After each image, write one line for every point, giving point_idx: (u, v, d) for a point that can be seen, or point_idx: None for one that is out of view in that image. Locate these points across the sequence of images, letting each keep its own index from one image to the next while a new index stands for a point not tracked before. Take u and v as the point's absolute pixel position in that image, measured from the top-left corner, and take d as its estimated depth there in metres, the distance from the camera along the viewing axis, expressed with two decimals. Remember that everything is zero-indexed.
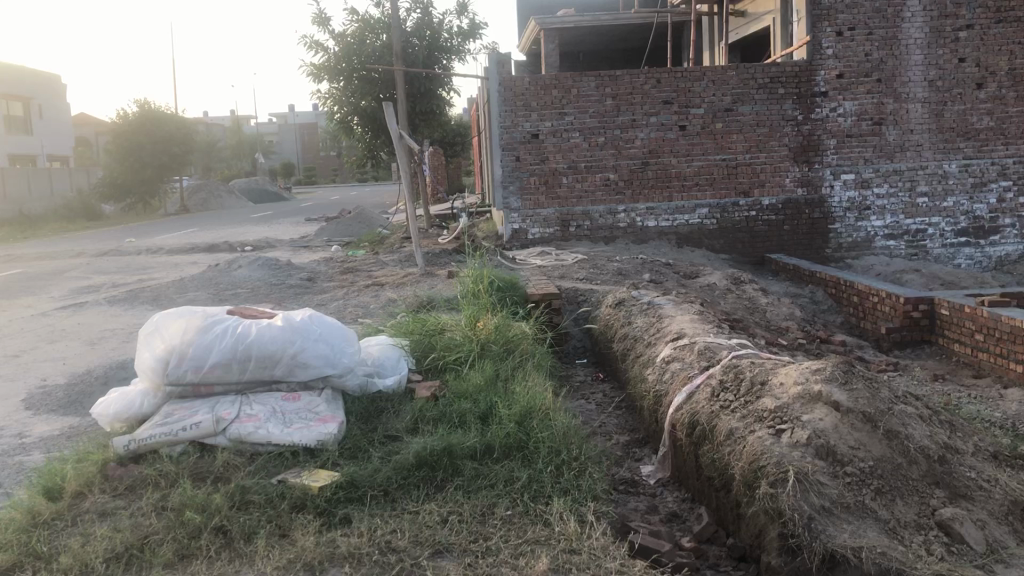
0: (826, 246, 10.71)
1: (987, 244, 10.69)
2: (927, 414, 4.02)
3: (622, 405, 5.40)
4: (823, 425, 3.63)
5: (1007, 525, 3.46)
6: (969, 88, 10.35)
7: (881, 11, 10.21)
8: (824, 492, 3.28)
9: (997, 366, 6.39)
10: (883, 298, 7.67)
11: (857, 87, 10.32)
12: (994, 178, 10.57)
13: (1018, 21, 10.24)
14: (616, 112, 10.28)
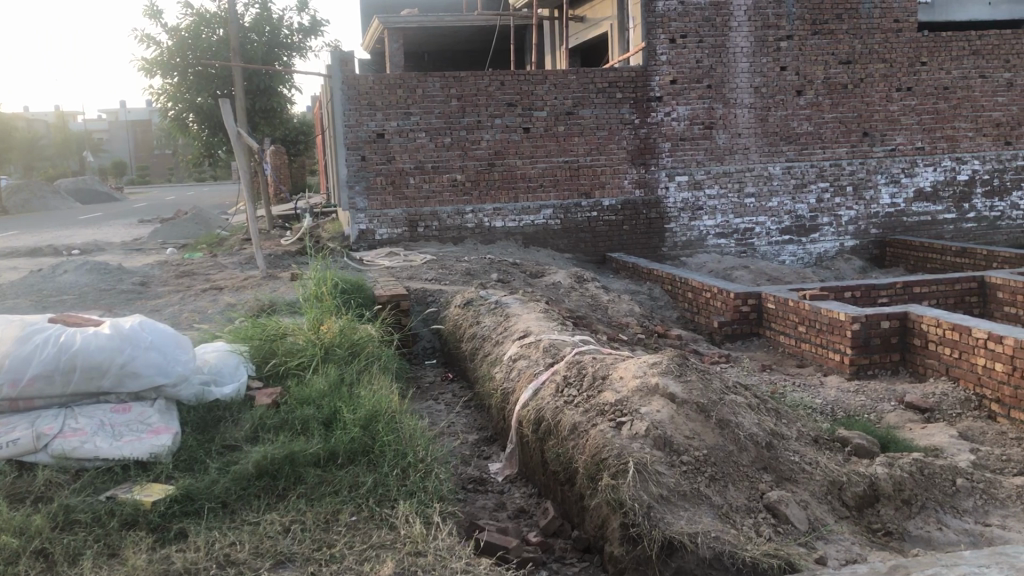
0: (663, 245, 11.14)
1: (808, 242, 11.47)
2: (755, 403, 4.27)
3: (470, 404, 5.44)
4: (659, 417, 3.79)
5: (827, 504, 3.70)
6: (790, 95, 11.02)
7: (711, 20, 10.72)
8: (662, 481, 3.42)
9: (818, 356, 6.84)
10: (715, 293, 8.06)
11: (690, 92, 10.79)
12: (813, 180, 11.30)
13: (832, 33, 10.99)
14: (460, 113, 10.32)
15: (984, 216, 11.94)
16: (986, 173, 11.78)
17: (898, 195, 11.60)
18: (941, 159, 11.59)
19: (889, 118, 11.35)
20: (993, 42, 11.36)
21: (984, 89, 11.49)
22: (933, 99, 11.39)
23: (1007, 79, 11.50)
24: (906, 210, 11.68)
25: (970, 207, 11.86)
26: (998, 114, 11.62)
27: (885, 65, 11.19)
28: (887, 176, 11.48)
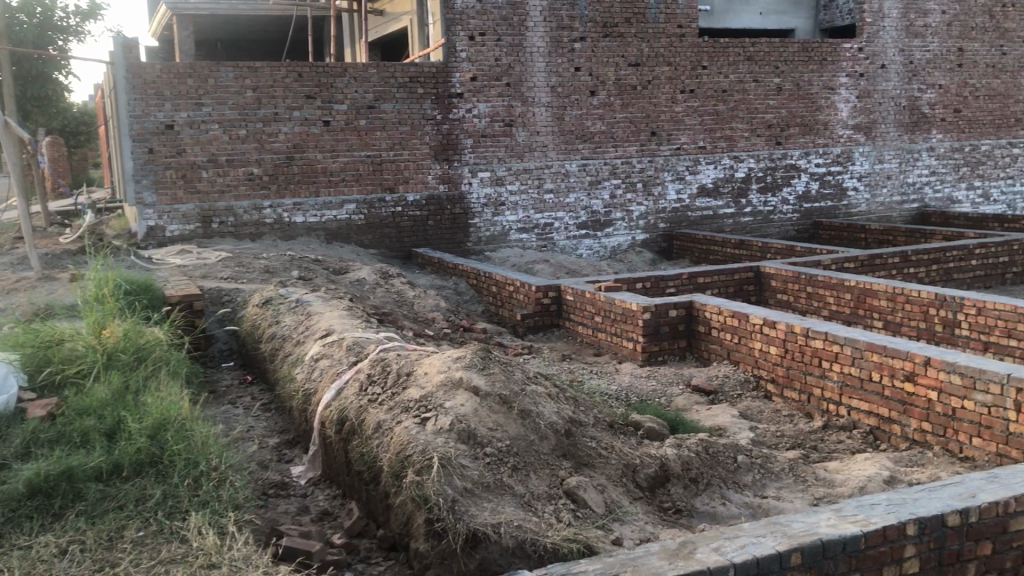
0: (467, 240, 11.21)
1: (603, 236, 11.95)
2: (555, 392, 4.40)
3: (270, 407, 5.27)
4: (463, 411, 3.83)
5: (622, 486, 3.87)
6: (584, 94, 11.46)
7: (508, 19, 10.95)
8: (466, 474, 3.46)
9: (613, 344, 7.15)
10: (517, 286, 8.23)
11: (489, 89, 10.98)
12: (607, 177, 11.78)
13: (621, 36, 11.51)
14: (256, 105, 9.96)
15: (759, 210, 12.84)
16: (760, 170, 12.71)
17: (683, 191, 12.29)
18: (720, 157, 12.41)
19: (674, 118, 12.02)
20: (764, 49, 12.30)
21: (757, 93, 12.41)
22: (713, 101, 12.18)
23: (776, 84, 12.48)
24: (690, 205, 12.38)
25: (747, 202, 12.73)
26: (769, 116, 12.58)
27: (670, 68, 11.84)
28: (673, 173, 12.15)
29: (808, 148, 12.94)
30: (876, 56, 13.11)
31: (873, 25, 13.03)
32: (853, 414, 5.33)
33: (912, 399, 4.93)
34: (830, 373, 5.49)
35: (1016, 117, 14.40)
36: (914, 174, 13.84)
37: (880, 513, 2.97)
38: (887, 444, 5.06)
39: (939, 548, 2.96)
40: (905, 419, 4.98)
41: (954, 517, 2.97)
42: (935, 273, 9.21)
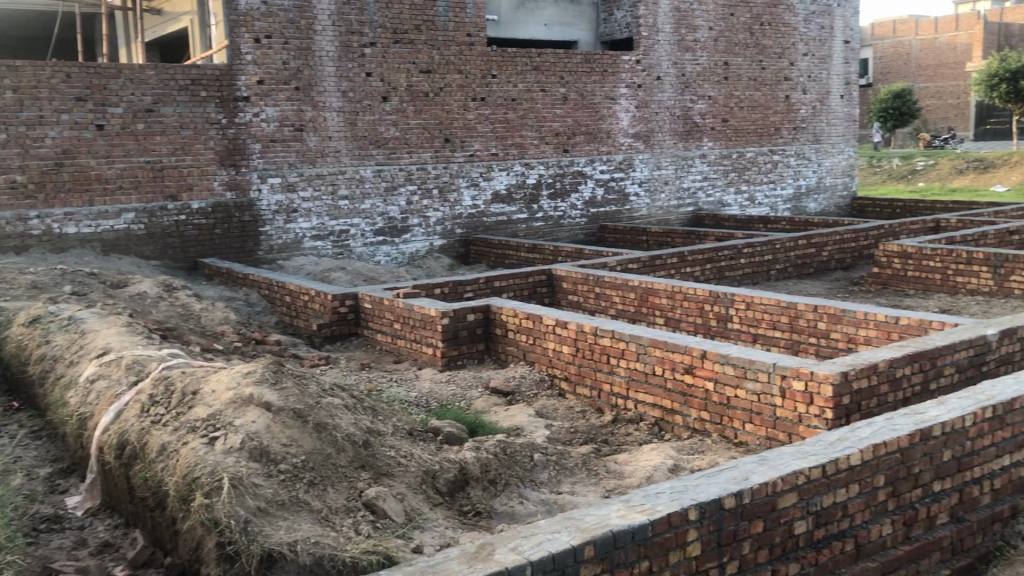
0: (258, 248, 10.79)
1: (400, 242, 11.86)
2: (352, 403, 4.34)
3: (41, 435, 4.85)
4: (255, 428, 3.71)
5: (422, 493, 3.87)
6: (376, 100, 11.39)
7: (295, 23, 10.71)
8: (259, 494, 3.34)
9: (412, 351, 7.13)
10: (313, 295, 8.04)
11: (277, 93, 10.69)
12: (402, 183, 11.75)
13: (411, 43, 11.54)
14: (18, 107, 9.15)
15: (550, 215, 13.22)
16: (549, 177, 13.11)
17: (477, 197, 12.46)
18: (512, 164, 12.71)
19: (466, 125, 12.19)
20: (549, 60, 12.75)
21: (544, 101, 12.84)
22: (503, 109, 12.46)
23: (562, 93, 12.97)
24: (485, 210, 12.54)
25: (539, 207, 13.08)
26: (556, 124, 13.03)
27: (461, 76, 12.01)
28: (467, 179, 12.31)
29: (593, 155, 13.51)
30: (651, 69, 13.90)
31: (649, 39, 13.80)
32: (639, 408, 5.60)
33: (692, 390, 5.25)
34: (617, 368, 5.74)
35: (775, 127, 15.69)
36: (689, 180, 14.75)
37: (665, 502, 3.13)
38: (671, 434, 5.37)
39: (718, 530, 3.16)
40: (686, 409, 5.29)
41: (729, 500, 3.17)
42: (709, 272, 9.86)
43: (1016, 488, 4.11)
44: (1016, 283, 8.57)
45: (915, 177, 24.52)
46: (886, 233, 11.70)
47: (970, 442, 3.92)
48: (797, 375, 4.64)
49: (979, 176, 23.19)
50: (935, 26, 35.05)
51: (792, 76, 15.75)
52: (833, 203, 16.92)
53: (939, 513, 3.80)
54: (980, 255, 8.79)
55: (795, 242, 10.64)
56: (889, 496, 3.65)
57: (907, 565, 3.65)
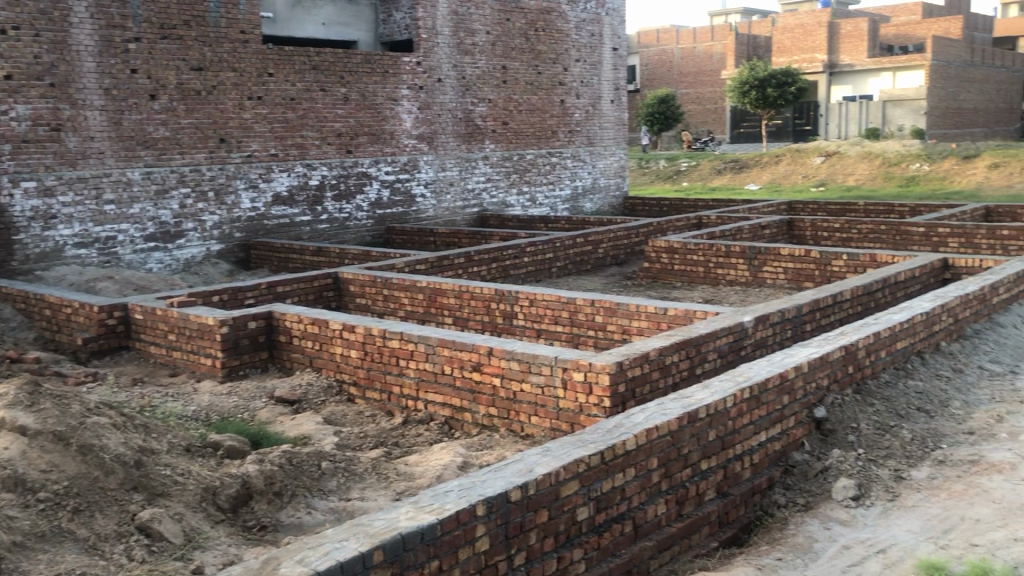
0: (12, 258, 9.78)
1: (174, 248, 11.24)
2: (121, 422, 4.07)
3: None
4: (8, 456, 3.41)
5: (202, 511, 3.70)
6: (142, 98, 10.74)
7: (47, 14, 9.88)
8: (14, 527, 3.06)
9: (189, 363, 6.78)
10: (76, 308, 7.45)
11: (29, 89, 9.80)
12: (174, 185, 11.14)
13: (180, 39, 10.99)
14: None
15: (335, 217, 12.99)
16: (332, 178, 12.90)
17: (258, 199, 12.02)
18: (293, 165, 12.38)
19: (243, 126, 11.74)
20: (328, 59, 12.55)
21: (324, 101, 12.61)
22: (282, 109, 12.12)
23: (343, 94, 12.80)
24: (266, 213, 12.13)
25: (323, 209, 12.82)
26: (338, 125, 12.84)
27: (235, 74, 11.57)
28: (246, 181, 11.86)
29: (376, 156, 13.42)
30: (432, 70, 14.00)
31: (428, 41, 13.89)
32: (429, 408, 5.63)
33: (479, 387, 5.33)
34: (406, 370, 5.74)
35: (553, 129, 16.28)
36: (472, 181, 14.99)
37: (453, 500, 3.16)
38: (460, 432, 5.42)
39: (505, 523, 3.23)
40: (474, 406, 5.37)
41: (516, 492, 3.25)
42: (495, 271, 10.06)
43: (772, 461, 4.49)
44: (768, 273, 9.34)
45: (680, 177, 26.19)
46: (656, 230, 12.44)
47: (732, 421, 4.24)
48: (577, 367, 4.83)
49: (736, 176, 25.15)
50: (693, 36, 37.67)
51: (566, 81, 16.39)
52: (608, 202, 17.77)
53: (706, 490, 4.08)
54: (737, 248, 9.53)
55: (573, 240, 11.08)
56: (662, 477, 3.88)
57: (680, 541, 3.89)
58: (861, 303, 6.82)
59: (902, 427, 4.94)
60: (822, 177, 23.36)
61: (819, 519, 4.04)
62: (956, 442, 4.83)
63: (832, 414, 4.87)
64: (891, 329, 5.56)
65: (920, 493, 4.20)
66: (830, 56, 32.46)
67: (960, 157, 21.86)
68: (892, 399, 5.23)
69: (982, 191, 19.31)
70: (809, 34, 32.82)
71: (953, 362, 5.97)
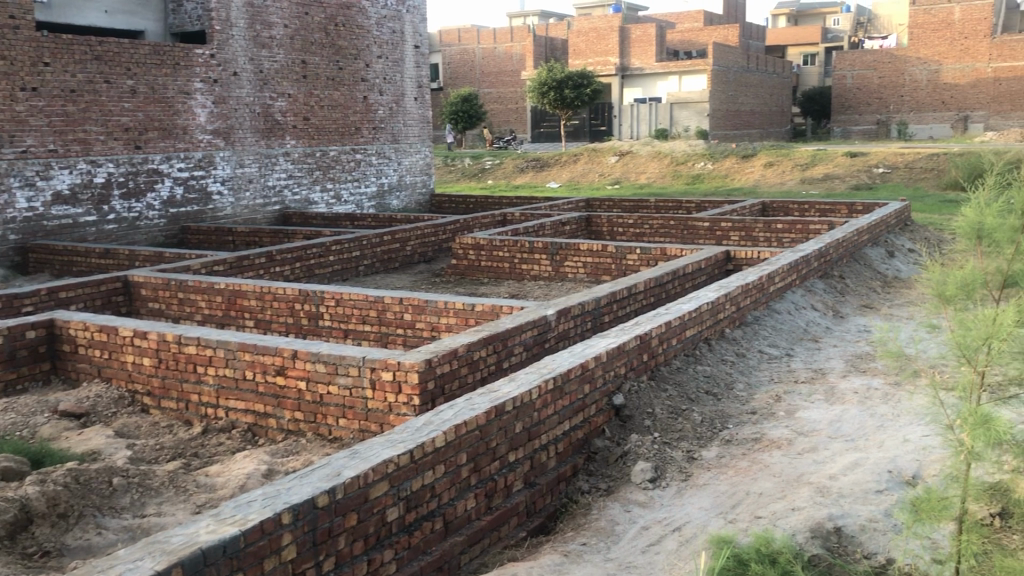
0: None
1: None
2: None
3: None
4: None
5: None
6: None
7: None
8: None
9: None
10: None
11: None
12: None
13: None
14: None
15: (123, 217, 12.21)
16: (120, 175, 12.10)
17: (35, 198, 11.06)
18: (75, 162, 11.50)
19: (16, 119, 10.76)
20: (111, 50, 11.78)
21: (108, 94, 11.82)
22: (60, 101, 11.25)
23: (129, 86, 12.06)
24: (44, 213, 11.19)
25: (109, 208, 12.00)
26: (125, 119, 12.06)
27: (5, 63, 10.60)
28: (20, 179, 10.86)
29: (168, 152, 12.72)
30: (227, 64, 13.43)
31: (222, 33, 13.32)
32: (230, 415, 5.42)
33: (283, 392, 5.18)
34: (205, 377, 5.48)
35: (355, 126, 16.08)
36: (273, 178, 14.56)
37: (257, 510, 3.04)
38: (264, 438, 5.25)
39: (312, 529, 3.15)
40: (279, 411, 5.21)
41: (322, 498, 3.18)
42: (299, 271, 9.81)
43: (575, 449, 4.63)
44: (569, 267, 9.67)
45: (484, 175, 26.57)
46: (461, 227, 12.55)
47: (537, 413, 4.35)
48: (385, 367, 4.79)
49: (537, 174, 25.82)
50: (493, 37, 38.30)
51: (368, 77, 16.21)
52: (414, 199, 17.80)
53: (514, 481, 4.16)
54: (540, 244, 9.77)
55: (379, 238, 11.00)
56: (471, 472, 3.91)
57: (489, 534, 3.94)
58: (654, 294, 7.18)
59: (692, 410, 5.26)
60: (617, 175, 24.43)
61: (619, 503, 4.22)
62: (741, 421, 5.18)
63: (630, 401, 5.09)
64: (681, 318, 5.88)
65: (710, 472, 4.48)
66: (621, 59, 33.84)
67: (739, 156, 23.45)
68: (683, 383, 5.54)
69: (758, 188, 20.85)
70: (602, 38, 34.06)
71: (735, 347, 6.41)
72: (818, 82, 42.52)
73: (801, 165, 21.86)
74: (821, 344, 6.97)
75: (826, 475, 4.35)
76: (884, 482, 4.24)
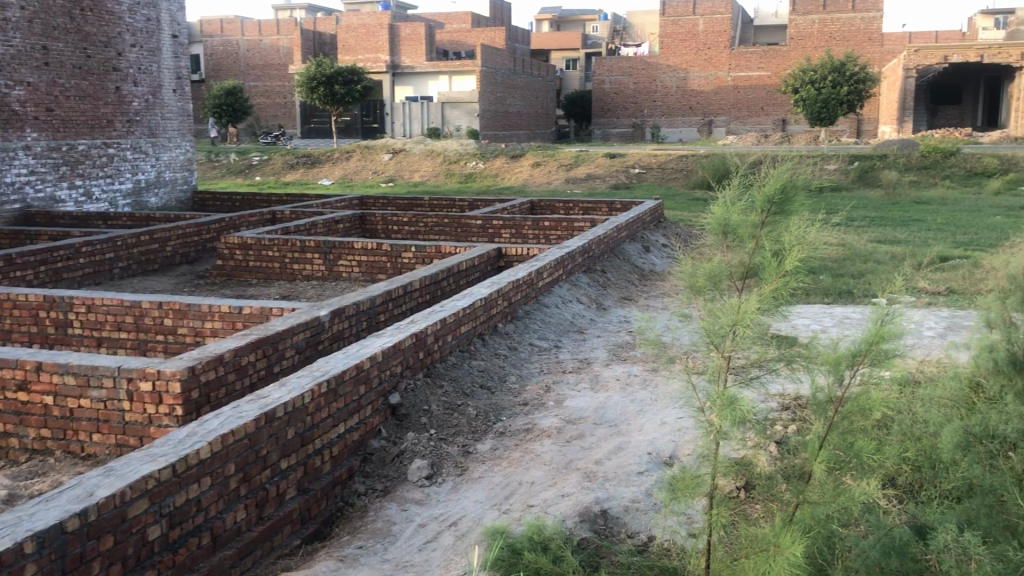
0: None
1: None
2: None
3: None
4: None
5: None
6: None
7: None
8: None
9: None
10: None
11: None
12: None
13: None
14: None
15: None
16: None
17: None
18: None
19: None
20: None
21: None
22: None
23: None
24: None
25: None
26: None
27: None
28: None
29: None
30: None
31: None
32: None
33: (27, 408, 4.72)
34: None
35: (107, 119, 14.98)
36: (11, 174, 13.24)
37: None
38: (5, 460, 4.78)
39: (61, 556, 2.89)
40: (21, 429, 4.75)
41: (72, 521, 2.93)
42: (44, 275, 9.00)
43: (351, 451, 4.55)
44: (343, 266, 9.51)
45: (252, 172, 25.61)
46: (228, 226, 12.03)
47: (310, 417, 4.23)
48: (144, 376, 4.49)
49: (308, 171, 25.24)
50: (259, 28, 36.98)
51: (121, 67, 15.13)
52: (174, 197, 16.87)
53: (287, 488, 4.02)
54: (312, 242, 9.53)
55: (137, 238, 10.32)
56: (241, 482, 3.75)
57: (261, 545, 3.79)
58: (429, 292, 7.21)
59: (467, 404, 5.34)
60: (390, 173, 24.38)
61: (396, 502, 4.21)
62: (513, 413, 5.33)
63: (406, 399, 5.07)
64: (456, 314, 5.93)
65: (484, 465, 4.57)
66: (392, 57, 33.70)
67: (508, 156, 24.09)
68: (458, 379, 5.60)
69: (527, 187, 21.53)
70: (372, 35, 33.79)
71: (508, 341, 6.56)
72: (579, 86, 44.56)
73: (566, 165, 22.77)
74: (586, 335, 7.31)
75: (592, 461, 4.56)
76: (645, 463, 4.51)
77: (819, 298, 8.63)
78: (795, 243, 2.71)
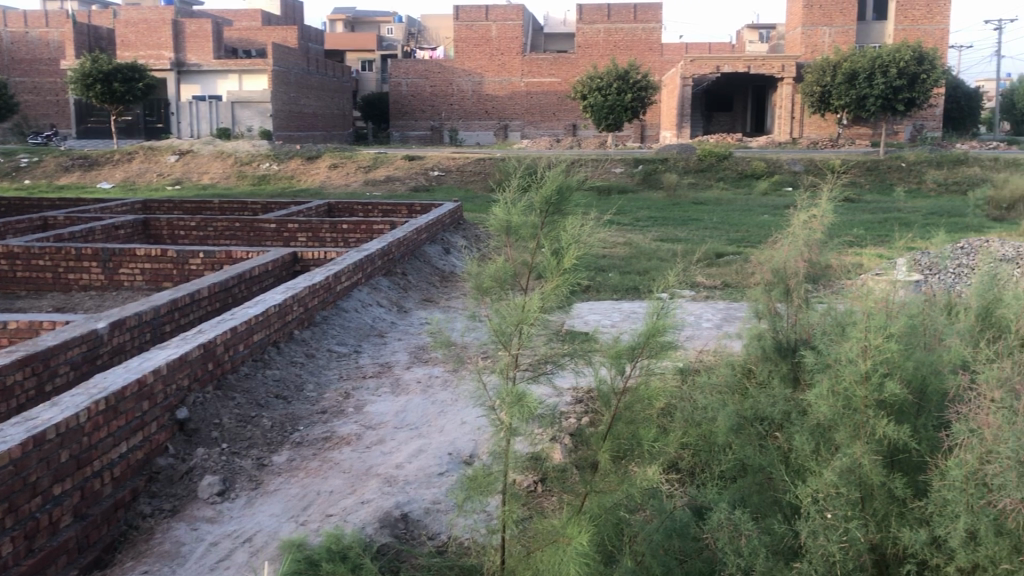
0: None
1: None
2: None
3: None
4: None
5: None
6: None
7: None
8: None
9: None
10: None
11: None
12: None
13: None
14: None
15: None
16: None
17: None
18: None
19: None
20: None
21: None
22: None
23: None
24: None
25: None
26: None
27: None
28: None
29: None
30: None
31: None
32: None
33: None
34: None
35: None
36: None
37: None
38: None
39: None
40: None
41: None
42: None
43: (135, 471, 4.25)
44: (124, 275, 8.89)
45: (20, 175, 23.58)
46: None
47: (86, 437, 3.91)
48: None
49: (84, 174, 23.56)
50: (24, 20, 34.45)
51: None
52: None
53: (61, 516, 3.69)
54: (88, 250, 8.89)
55: None
56: (5, 513, 3.39)
57: None
58: (218, 300, 6.90)
59: (262, 416, 5.16)
60: (177, 175, 23.19)
61: (185, 522, 4.00)
62: (311, 422, 5.21)
63: (195, 413, 4.81)
64: (248, 323, 5.69)
65: (280, 477, 4.43)
66: (177, 54, 32.18)
67: (304, 158, 23.52)
68: (252, 390, 5.39)
69: (324, 190, 21.10)
70: (153, 30, 32.01)
71: (305, 348, 6.39)
72: (376, 88, 44.25)
73: (363, 168, 22.51)
74: (386, 339, 7.27)
75: (392, 465, 4.53)
76: (444, 464, 4.53)
77: (608, 295, 9.02)
78: (573, 241, 2.81)
